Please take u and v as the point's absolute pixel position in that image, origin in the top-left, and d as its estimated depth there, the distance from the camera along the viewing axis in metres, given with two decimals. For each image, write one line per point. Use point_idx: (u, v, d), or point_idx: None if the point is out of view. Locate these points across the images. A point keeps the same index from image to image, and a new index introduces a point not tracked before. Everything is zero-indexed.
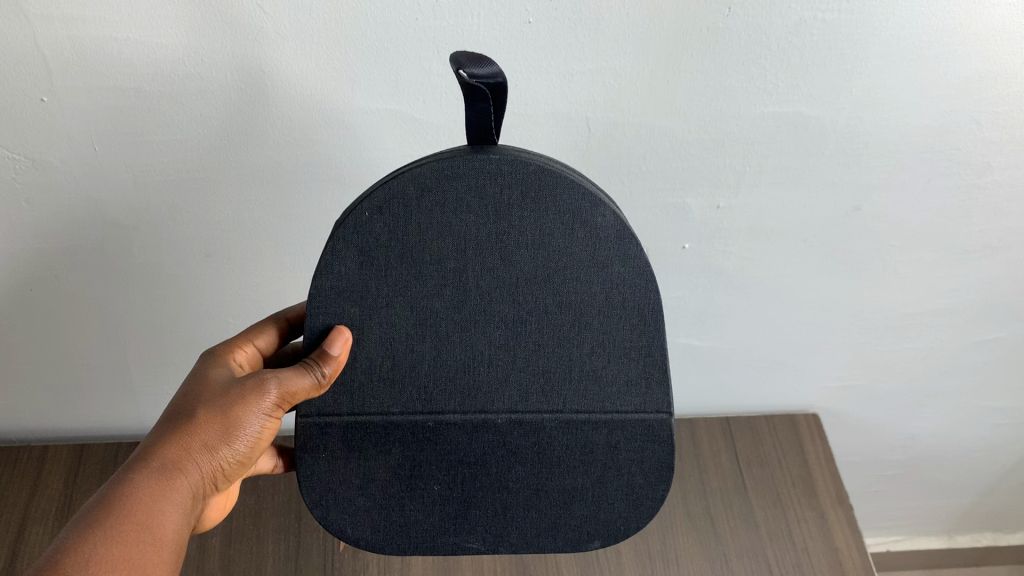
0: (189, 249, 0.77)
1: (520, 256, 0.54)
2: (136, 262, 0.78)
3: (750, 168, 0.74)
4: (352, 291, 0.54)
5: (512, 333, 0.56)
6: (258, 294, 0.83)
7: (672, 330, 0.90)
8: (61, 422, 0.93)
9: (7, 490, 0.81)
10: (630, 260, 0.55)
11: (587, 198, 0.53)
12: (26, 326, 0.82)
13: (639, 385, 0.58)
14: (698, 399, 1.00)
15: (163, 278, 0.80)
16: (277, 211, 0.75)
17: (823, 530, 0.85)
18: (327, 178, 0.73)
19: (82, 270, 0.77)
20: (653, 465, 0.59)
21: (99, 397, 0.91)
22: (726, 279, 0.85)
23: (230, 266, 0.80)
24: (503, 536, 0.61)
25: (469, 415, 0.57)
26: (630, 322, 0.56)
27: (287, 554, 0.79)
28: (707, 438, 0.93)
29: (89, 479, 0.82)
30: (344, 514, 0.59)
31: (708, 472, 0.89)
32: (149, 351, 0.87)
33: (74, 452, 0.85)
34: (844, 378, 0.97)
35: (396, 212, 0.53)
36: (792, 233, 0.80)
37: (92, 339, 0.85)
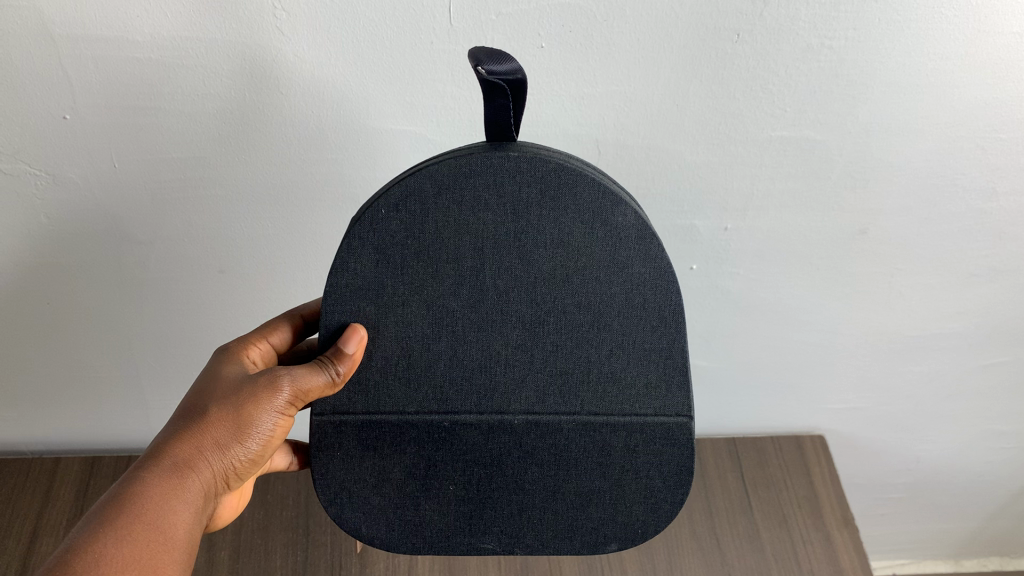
0: (204, 263, 0.77)
1: (539, 256, 0.54)
2: (153, 276, 0.78)
3: (758, 192, 0.73)
4: (368, 289, 0.54)
5: (530, 333, 0.55)
6: (272, 309, 0.83)
7: None
8: (75, 434, 0.93)
9: (18, 502, 0.81)
10: (651, 260, 0.54)
11: (608, 197, 0.53)
12: (43, 339, 0.82)
13: (658, 388, 0.56)
14: (707, 418, 0.98)
15: (179, 292, 0.80)
16: (291, 228, 0.75)
17: (829, 552, 0.83)
18: (338, 197, 0.73)
19: (99, 283, 0.77)
20: (671, 469, 0.59)
21: (114, 408, 0.91)
22: (734, 300, 0.84)
23: (243, 283, 0.80)
24: (518, 537, 0.60)
25: (485, 415, 0.56)
26: (650, 323, 0.55)
27: (295, 567, 0.78)
28: (713, 459, 0.92)
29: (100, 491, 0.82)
30: (358, 512, 0.58)
31: (714, 493, 0.88)
32: (165, 365, 0.87)
33: (86, 463, 0.85)
34: (851, 402, 0.96)
35: (413, 209, 0.52)
36: (803, 254, 0.79)
37: (107, 352, 0.85)
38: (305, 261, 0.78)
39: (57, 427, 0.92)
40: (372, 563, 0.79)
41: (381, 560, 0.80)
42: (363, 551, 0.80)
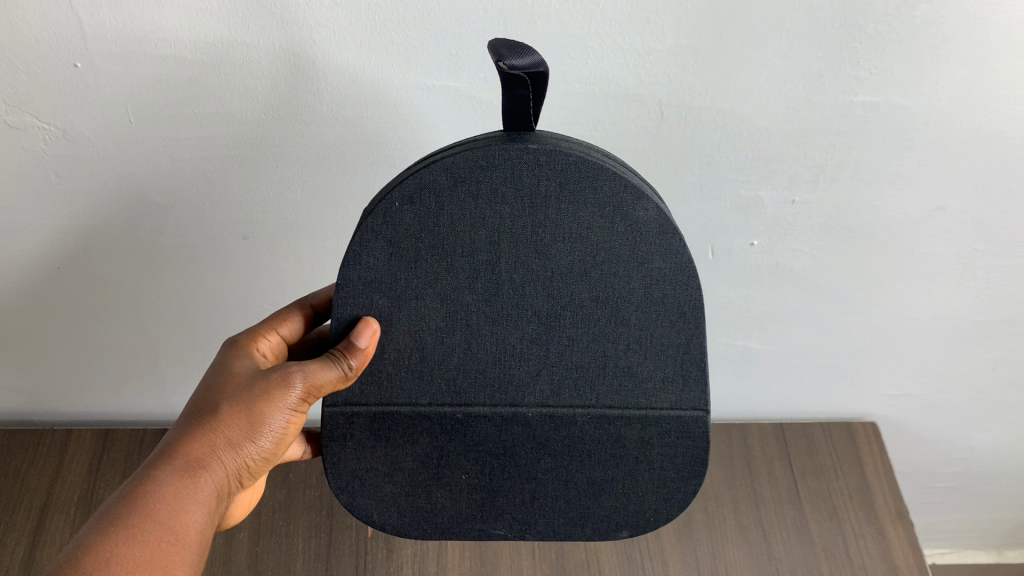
0: (229, 229, 0.75)
1: (557, 250, 0.52)
2: (174, 244, 0.76)
3: (833, 162, 0.71)
4: (380, 281, 0.53)
5: (545, 327, 0.54)
6: (298, 278, 0.81)
7: (731, 330, 0.87)
8: (92, 403, 0.93)
9: (30, 474, 0.81)
10: (672, 256, 0.52)
11: (629, 191, 0.51)
12: (59, 305, 0.81)
13: (675, 382, 0.55)
14: (749, 399, 0.96)
15: (199, 261, 0.78)
16: (321, 192, 0.73)
17: (881, 548, 0.82)
18: (378, 159, 0.71)
19: (116, 248, 0.76)
20: (686, 460, 0.58)
21: (129, 372, 0.90)
22: (792, 279, 0.82)
23: (266, 249, 0.78)
24: (530, 523, 0.60)
25: (499, 406, 0.56)
26: (669, 318, 0.54)
27: (317, 551, 0.78)
28: (759, 444, 0.89)
29: (113, 467, 0.82)
30: (371, 499, 0.58)
31: (760, 482, 0.86)
32: (182, 331, 0.86)
33: (98, 435, 0.84)
34: (907, 388, 0.93)
35: (428, 202, 0.51)
36: (866, 228, 0.76)
37: (129, 318, 0.84)
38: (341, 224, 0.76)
39: (75, 398, 0.92)
40: (398, 550, 0.79)
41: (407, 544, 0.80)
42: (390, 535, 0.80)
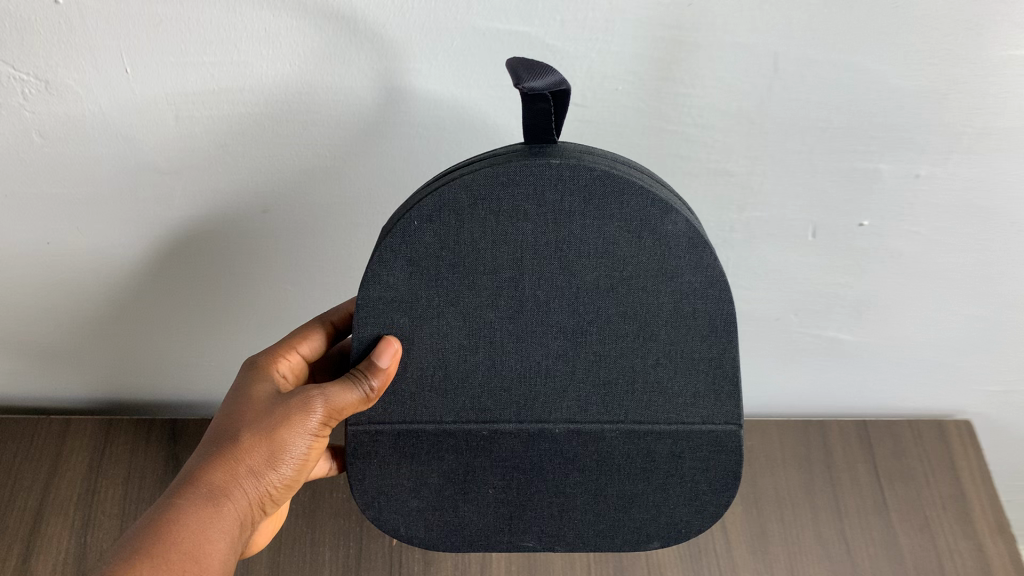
0: (245, 201, 0.64)
1: (582, 265, 0.50)
2: (178, 217, 0.65)
3: (974, 130, 0.58)
4: (401, 300, 0.51)
5: (572, 343, 0.52)
6: (332, 259, 0.70)
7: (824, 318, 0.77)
8: (100, 381, 0.85)
9: (27, 466, 0.75)
10: (702, 269, 0.50)
11: (657, 205, 0.49)
12: (60, 284, 0.72)
13: (707, 397, 0.54)
14: (836, 395, 0.87)
15: (207, 236, 0.67)
16: (355, 160, 0.61)
17: (981, 566, 0.75)
18: (426, 127, 0.58)
19: (113, 220, 0.65)
20: (718, 473, 0.56)
21: (144, 354, 0.81)
22: (903, 263, 0.70)
23: (289, 222, 0.66)
24: (559, 536, 0.59)
25: (525, 424, 0.54)
26: (700, 332, 0.52)
27: (346, 562, 0.72)
28: (841, 446, 0.81)
29: (117, 463, 0.75)
30: (397, 513, 0.58)
31: (843, 489, 0.78)
32: (199, 310, 0.76)
33: (101, 423, 0.78)
34: (1009, 382, 0.83)
35: (448, 220, 0.49)
36: (1009, 211, 0.65)
37: (137, 296, 0.74)
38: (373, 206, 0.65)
39: (80, 375, 0.84)
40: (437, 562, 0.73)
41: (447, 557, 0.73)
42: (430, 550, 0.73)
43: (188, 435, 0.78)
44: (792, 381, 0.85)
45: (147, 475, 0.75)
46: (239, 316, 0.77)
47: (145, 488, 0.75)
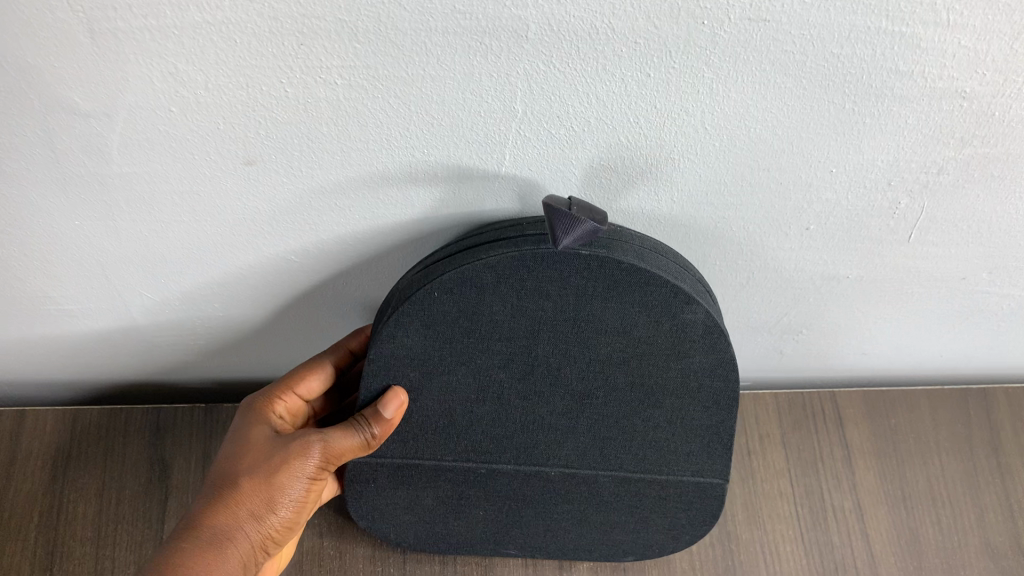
0: (222, 149, 0.44)
1: (598, 340, 0.50)
2: (120, 173, 0.45)
3: None
4: (413, 357, 0.51)
5: (577, 403, 0.53)
6: (350, 239, 0.52)
7: (980, 282, 0.61)
8: (20, 374, 0.67)
9: None
10: (714, 352, 0.50)
11: (678, 296, 0.48)
12: None
13: (699, 455, 0.56)
14: (960, 353, 0.72)
15: (162, 197, 0.47)
16: (402, 94, 0.40)
17: None
18: (510, 42, 0.37)
19: (23, 177, 0.45)
20: (699, 513, 0.59)
21: (76, 339, 0.62)
22: None
23: (285, 180, 0.46)
24: (540, 547, 0.62)
25: (523, 465, 0.56)
26: (703, 404, 0.53)
27: None
28: (1009, 422, 0.74)
29: (86, 469, 0.64)
30: (388, 524, 0.61)
31: (1015, 479, 0.71)
32: (156, 291, 0.57)
33: (63, 416, 0.66)
34: None
35: (468, 293, 0.48)
36: None
37: (58, 270, 0.54)
38: (421, 180, 0.47)
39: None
40: (498, 567, 0.64)
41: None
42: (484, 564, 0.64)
43: (177, 428, 0.67)
44: (904, 345, 0.70)
45: (126, 483, 0.64)
46: (204, 305, 0.59)
47: (124, 501, 0.64)
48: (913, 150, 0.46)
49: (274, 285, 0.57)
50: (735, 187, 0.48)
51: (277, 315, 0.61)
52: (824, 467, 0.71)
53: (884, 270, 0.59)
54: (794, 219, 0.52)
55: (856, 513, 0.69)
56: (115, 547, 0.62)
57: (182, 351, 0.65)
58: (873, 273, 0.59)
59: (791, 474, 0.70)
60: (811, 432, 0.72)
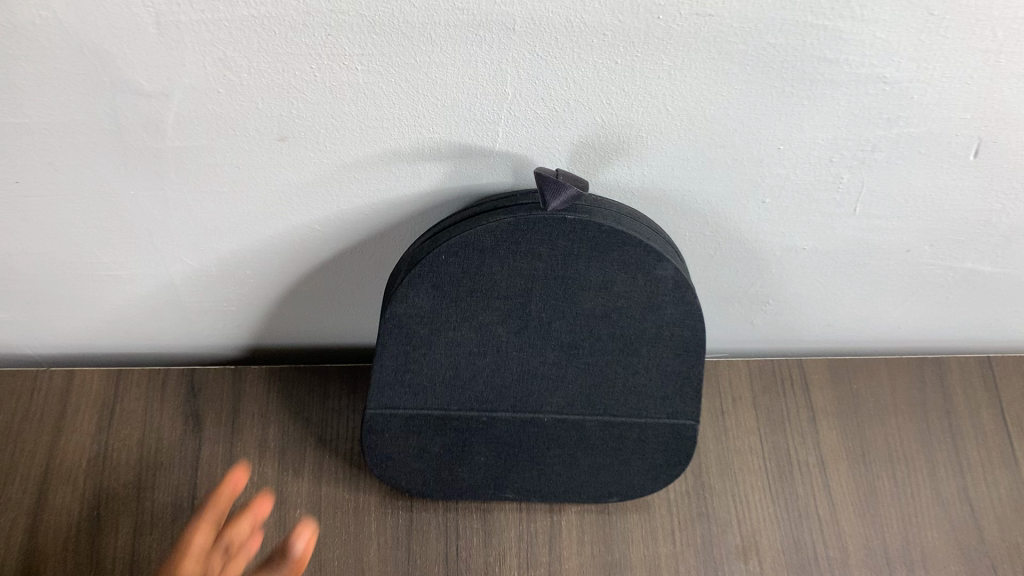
0: (258, 127, 0.52)
1: (583, 295, 0.58)
2: (172, 147, 0.53)
3: None
4: (424, 315, 0.59)
5: (566, 354, 0.61)
6: (365, 208, 0.60)
7: (927, 255, 0.68)
8: (68, 338, 0.75)
9: (22, 430, 0.72)
10: (683, 304, 0.58)
11: (651, 255, 0.56)
12: (22, 216, 0.59)
13: (673, 399, 0.63)
14: (912, 325, 0.79)
15: (206, 169, 0.55)
16: (412, 78, 0.48)
17: None
18: (501, 34, 0.46)
19: (90, 151, 0.53)
20: (674, 454, 0.67)
21: (121, 303, 0.70)
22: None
23: (311, 155, 0.54)
24: (535, 491, 0.69)
25: (519, 412, 0.64)
26: (676, 351, 0.61)
27: (392, 533, 0.70)
28: (962, 387, 0.81)
29: (128, 424, 0.73)
30: (400, 472, 0.68)
31: (964, 437, 0.78)
32: (195, 256, 0.65)
33: (107, 376, 0.75)
34: None
35: (471, 255, 0.56)
36: None
37: (110, 237, 0.62)
38: (428, 155, 0.55)
39: (35, 332, 0.73)
40: (496, 512, 0.72)
41: (506, 524, 0.71)
42: (485, 510, 0.72)
43: (208, 387, 0.75)
44: (861, 318, 0.77)
45: (164, 435, 0.73)
46: (235, 270, 0.67)
47: (163, 450, 0.72)
48: (847, 130, 0.54)
49: (298, 250, 0.65)
50: (696, 161, 0.56)
51: (298, 280, 0.69)
52: (791, 426, 0.77)
53: (836, 242, 0.66)
54: (751, 192, 0.60)
55: (820, 468, 0.76)
56: (156, 490, 0.71)
57: (213, 316, 0.73)
58: (827, 244, 0.66)
59: (760, 432, 0.77)
60: (780, 395, 0.79)
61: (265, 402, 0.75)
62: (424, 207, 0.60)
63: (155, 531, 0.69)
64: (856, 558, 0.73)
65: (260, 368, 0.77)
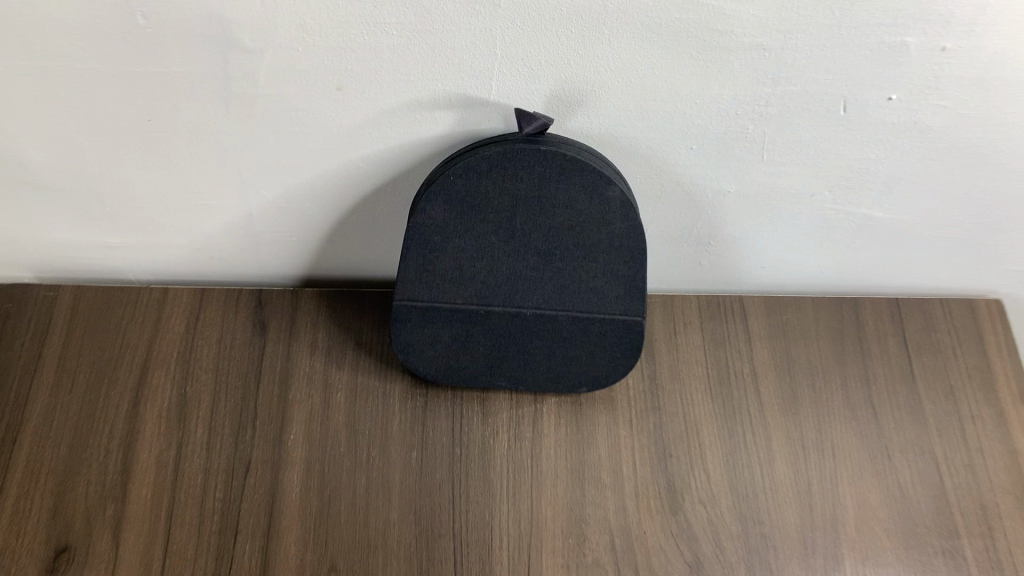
0: (323, 78, 0.73)
1: (554, 211, 0.78)
2: (262, 93, 0.75)
3: (965, 38, 0.69)
4: (437, 225, 0.79)
5: (543, 260, 0.81)
6: (396, 148, 0.81)
7: (829, 200, 0.88)
8: (166, 260, 0.97)
9: (129, 329, 0.94)
10: (628, 220, 0.79)
11: (603, 180, 0.76)
12: (148, 149, 0.81)
13: (625, 299, 0.83)
14: (829, 266, 0.97)
15: (284, 112, 0.77)
16: (429, 42, 0.70)
17: (999, 431, 0.93)
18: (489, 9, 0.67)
19: (203, 96, 0.75)
20: (628, 347, 0.87)
21: (210, 229, 0.92)
22: (902, 148, 0.81)
23: (359, 101, 0.76)
24: (522, 379, 0.89)
25: (508, 307, 0.84)
26: (625, 259, 0.81)
27: (411, 411, 0.91)
28: (873, 318, 0.99)
29: (209, 326, 0.94)
30: (419, 359, 0.88)
31: (873, 358, 0.96)
32: (270, 188, 0.86)
33: (194, 291, 0.96)
34: (962, 273, 0.98)
35: (471, 177, 0.76)
36: (1005, 113, 0.77)
37: (209, 169, 0.84)
38: (442, 104, 0.76)
39: (142, 253, 0.95)
40: (492, 400, 0.92)
41: (500, 407, 0.91)
42: (484, 399, 0.92)
43: (272, 302, 0.96)
44: (789, 259, 0.96)
45: (236, 336, 0.94)
46: (297, 202, 0.88)
47: (235, 346, 0.94)
48: (744, 88, 0.74)
49: (346, 185, 0.86)
50: (637, 112, 0.77)
51: (344, 212, 0.90)
52: (730, 344, 0.96)
53: (754, 185, 0.86)
54: (680, 139, 0.80)
55: (752, 378, 0.94)
56: (230, 374, 0.92)
57: (278, 244, 0.94)
58: (747, 187, 0.86)
59: (704, 348, 0.96)
60: (723, 320, 0.97)
61: (315, 314, 0.96)
62: (440, 147, 0.81)
63: (228, 403, 0.90)
64: (778, 444, 0.91)
65: (312, 290, 0.98)
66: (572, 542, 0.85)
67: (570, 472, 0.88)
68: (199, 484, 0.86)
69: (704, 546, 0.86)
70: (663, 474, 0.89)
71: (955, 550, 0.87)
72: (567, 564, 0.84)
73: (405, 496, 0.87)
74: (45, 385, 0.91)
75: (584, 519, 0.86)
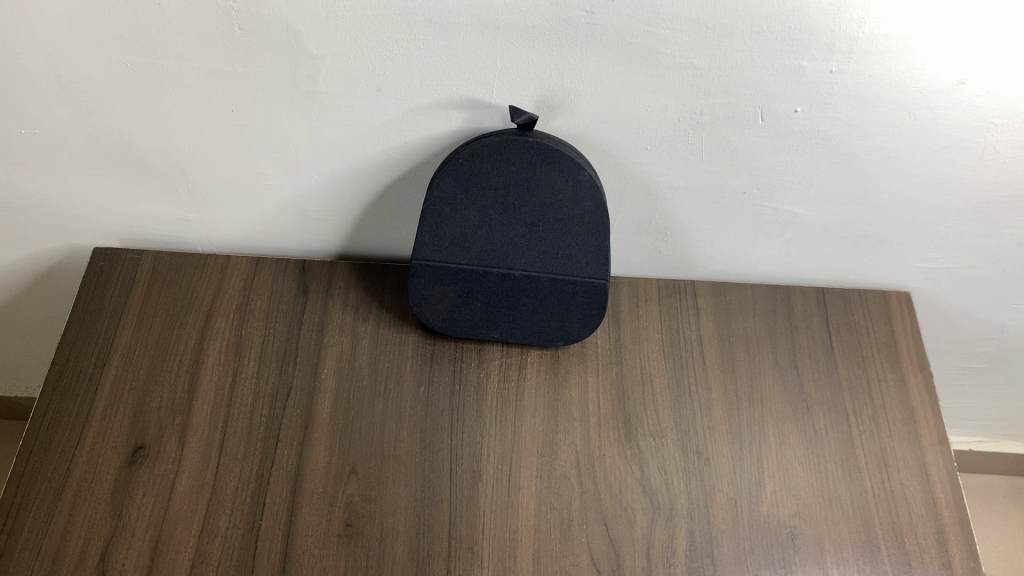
0: (366, 81, 0.98)
1: (538, 190, 1.01)
2: (319, 91, 0.99)
3: (845, 64, 0.93)
4: (448, 199, 1.02)
5: (529, 230, 1.04)
6: (419, 140, 1.05)
7: (759, 198, 1.11)
8: (230, 233, 1.20)
9: (198, 286, 1.17)
10: (595, 199, 1.01)
11: (576, 166, 0.99)
12: (228, 136, 1.06)
13: (593, 264, 1.06)
14: (765, 258, 1.20)
15: (335, 109, 1.01)
16: (446, 55, 0.94)
17: (899, 392, 1.14)
18: (490, 31, 0.91)
19: (274, 93, 1.00)
20: (595, 306, 1.09)
21: (268, 207, 1.16)
22: (811, 154, 1.04)
23: (393, 101, 1.00)
24: (511, 331, 1.12)
25: (501, 269, 1.07)
26: (593, 231, 1.04)
27: (422, 355, 1.13)
28: (801, 302, 1.21)
29: (262, 286, 1.18)
30: (429, 312, 1.11)
31: (799, 331, 1.18)
32: (318, 173, 1.10)
33: (251, 260, 1.20)
34: (874, 266, 1.21)
35: (475, 160, 0.99)
36: (885, 128, 1.00)
37: (273, 155, 1.08)
38: (455, 106, 1.00)
39: (212, 226, 1.19)
40: (487, 350, 1.14)
41: (493, 356, 1.14)
42: (480, 349, 1.14)
43: (313, 271, 1.20)
44: (732, 249, 1.19)
45: (283, 294, 1.17)
46: (339, 185, 1.12)
47: (282, 302, 1.16)
48: (684, 100, 0.98)
49: (378, 172, 1.10)
50: (603, 117, 1.01)
51: (375, 196, 1.14)
52: (683, 317, 1.18)
53: (698, 180, 1.09)
54: (638, 140, 1.04)
55: (698, 343, 1.16)
56: (277, 323, 1.15)
57: (321, 222, 1.18)
58: (692, 183, 1.09)
59: (661, 319, 1.18)
60: (677, 298, 1.20)
61: (347, 280, 1.19)
62: (453, 141, 1.05)
63: (275, 343, 1.13)
64: (717, 394, 1.12)
65: (345, 263, 1.21)
66: (544, 458, 1.06)
67: (547, 406, 1.10)
68: (249, 402, 1.08)
69: (651, 467, 1.06)
70: (622, 411, 1.10)
71: (857, 481, 1.07)
72: (539, 475, 1.04)
73: (413, 420, 1.08)
74: (130, 324, 1.14)
75: (556, 442, 1.07)
